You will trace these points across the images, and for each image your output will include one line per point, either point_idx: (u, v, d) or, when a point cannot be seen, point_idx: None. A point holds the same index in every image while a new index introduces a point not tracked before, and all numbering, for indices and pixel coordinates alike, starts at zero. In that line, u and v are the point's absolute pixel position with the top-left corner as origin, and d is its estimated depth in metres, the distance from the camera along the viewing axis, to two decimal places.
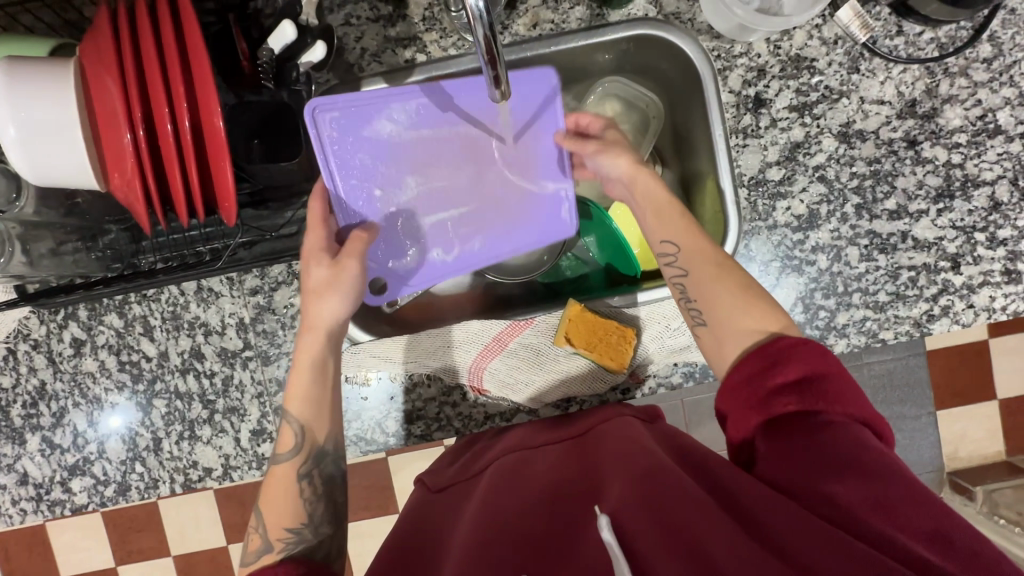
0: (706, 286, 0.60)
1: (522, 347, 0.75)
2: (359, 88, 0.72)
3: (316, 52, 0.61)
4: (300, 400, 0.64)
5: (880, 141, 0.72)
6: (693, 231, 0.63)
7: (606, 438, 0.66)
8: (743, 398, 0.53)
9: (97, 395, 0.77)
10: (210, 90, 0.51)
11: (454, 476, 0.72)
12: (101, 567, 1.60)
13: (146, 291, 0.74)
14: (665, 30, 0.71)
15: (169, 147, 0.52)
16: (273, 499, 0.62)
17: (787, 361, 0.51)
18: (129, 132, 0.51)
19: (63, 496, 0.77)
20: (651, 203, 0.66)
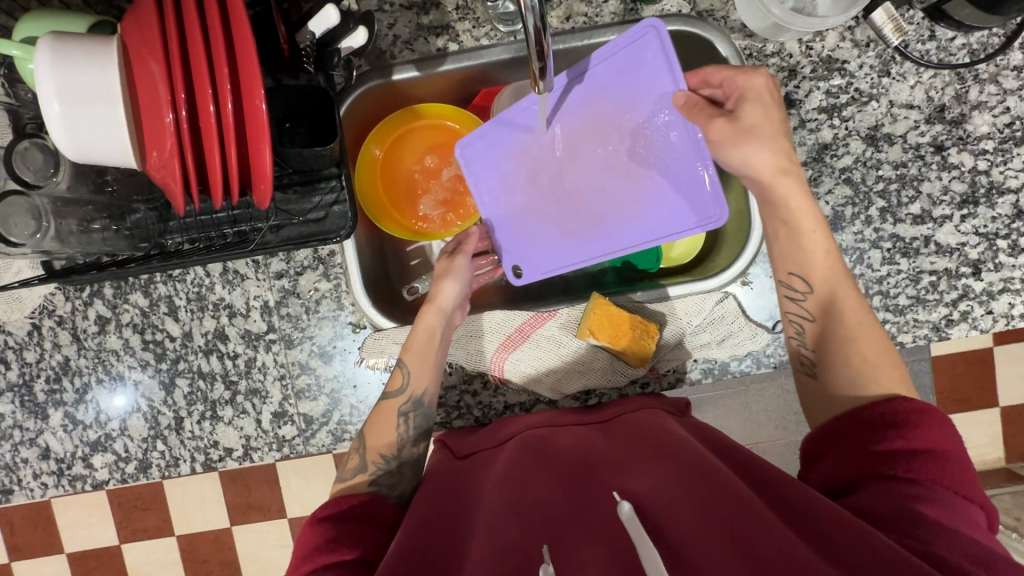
0: (832, 326, 0.63)
1: (544, 338, 0.75)
2: (391, 75, 0.72)
3: (357, 37, 0.62)
4: (414, 354, 0.69)
5: (908, 145, 0.73)
6: (827, 266, 0.64)
7: (640, 427, 0.67)
8: (854, 451, 0.56)
9: (120, 373, 0.77)
10: (253, 72, 0.51)
11: (479, 442, 0.72)
12: (106, 544, 1.62)
13: (172, 271, 0.74)
14: (698, 27, 0.71)
15: (210, 128, 0.52)
16: (375, 423, 0.69)
17: (913, 425, 0.55)
18: (171, 112, 0.52)
19: (84, 472, 0.78)
20: (786, 228, 0.65)
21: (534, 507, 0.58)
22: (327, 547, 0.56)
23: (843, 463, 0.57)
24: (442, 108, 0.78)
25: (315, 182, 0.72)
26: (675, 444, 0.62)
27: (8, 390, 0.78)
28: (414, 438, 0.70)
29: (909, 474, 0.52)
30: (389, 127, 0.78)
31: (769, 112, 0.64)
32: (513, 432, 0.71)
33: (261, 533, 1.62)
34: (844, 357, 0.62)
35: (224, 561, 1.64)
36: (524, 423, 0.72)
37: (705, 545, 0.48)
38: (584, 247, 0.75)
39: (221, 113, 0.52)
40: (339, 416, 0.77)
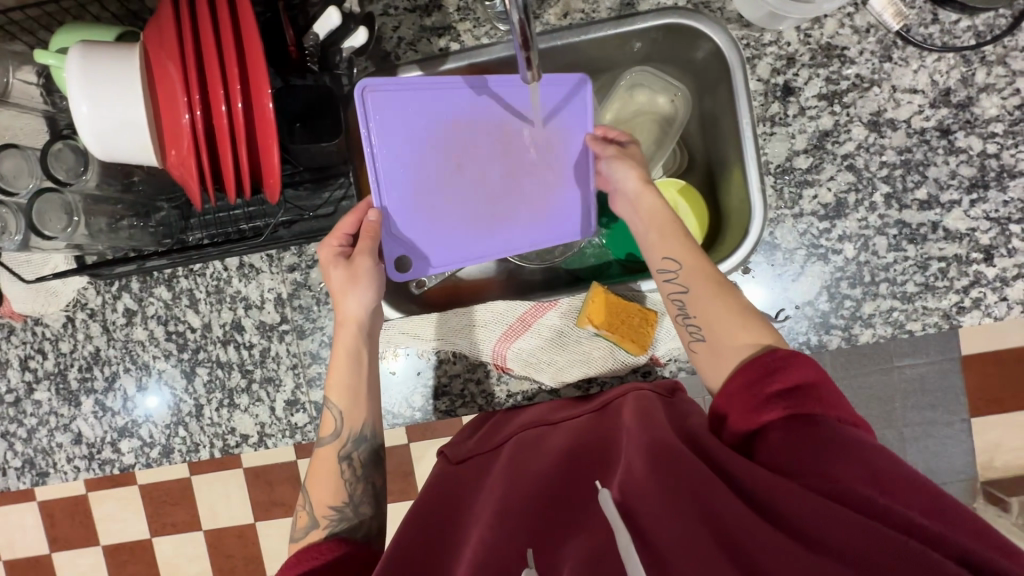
0: (703, 300, 0.63)
1: (546, 328, 0.77)
2: (395, 75, 0.75)
3: (358, 38, 0.65)
4: (339, 389, 0.70)
5: (912, 130, 0.72)
6: (692, 250, 0.66)
7: (619, 412, 0.68)
8: (736, 407, 0.56)
9: (146, 362, 0.82)
10: (261, 72, 0.55)
11: (473, 450, 0.75)
12: (138, 537, 1.69)
13: (193, 265, 0.79)
14: (695, 19, 0.72)
15: (223, 126, 0.56)
16: (317, 477, 0.69)
17: (787, 368, 0.55)
18: (187, 113, 0.55)
19: (113, 456, 0.83)
20: (652, 217, 0.68)
21: (520, 506, 0.59)
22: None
23: (733, 414, 0.57)
24: None
25: (326, 180, 0.75)
26: (652, 421, 0.61)
27: (45, 378, 0.83)
28: (364, 477, 0.70)
29: (787, 415, 0.53)
30: None
31: None
32: (508, 436, 0.72)
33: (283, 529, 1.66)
34: (717, 321, 0.62)
35: (248, 557, 1.69)
36: (517, 423, 0.73)
37: (675, 525, 0.47)
38: (483, 239, 0.78)
39: (232, 112, 0.56)
40: None
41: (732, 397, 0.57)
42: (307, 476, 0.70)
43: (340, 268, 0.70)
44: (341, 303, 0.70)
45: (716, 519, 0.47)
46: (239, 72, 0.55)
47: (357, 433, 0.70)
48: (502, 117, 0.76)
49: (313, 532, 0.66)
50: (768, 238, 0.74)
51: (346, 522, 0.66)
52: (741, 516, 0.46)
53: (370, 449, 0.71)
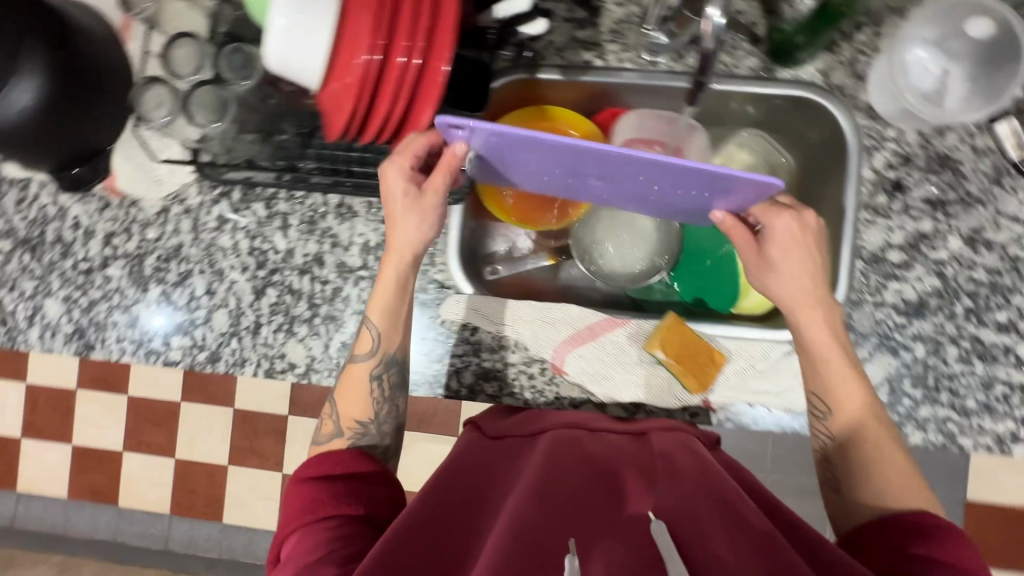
0: (853, 450, 0.67)
1: (610, 343, 0.78)
2: (537, 74, 0.80)
3: (536, 26, 0.73)
4: (380, 311, 0.72)
5: (1006, 255, 0.74)
6: (856, 395, 0.67)
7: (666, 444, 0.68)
8: (883, 551, 0.56)
9: (222, 269, 0.84)
10: (445, 44, 0.60)
11: (511, 429, 0.74)
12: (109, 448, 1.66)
13: (296, 192, 0.82)
14: (826, 98, 0.76)
15: (394, 75, 0.60)
16: (347, 396, 0.72)
17: (947, 541, 0.55)
18: (368, 54, 0.59)
19: (161, 348, 0.85)
20: (813, 351, 0.69)
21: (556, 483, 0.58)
22: (331, 503, 0.60)
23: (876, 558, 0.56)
24: (566, 112, 0.85)
25: None
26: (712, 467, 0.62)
27: (122, 257, 0.86)
28: (388, 399, 0.73)
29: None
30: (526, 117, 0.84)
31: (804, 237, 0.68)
32: (550, 429, 0.71)
33: (251, 481, 1.64)
34: (859, 434, 0.67)
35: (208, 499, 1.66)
36: (560, 422, 0.73)
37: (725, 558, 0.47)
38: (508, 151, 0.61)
39: (406, 66, 0.61)
40: None
41: (875, 543, 0.58)
42: (336, 388, 0.73)
43: (403, 186, 0.67)
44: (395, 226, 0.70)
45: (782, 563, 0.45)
46: (425, 36, 0.60)
47: (375, 377, 0.72)
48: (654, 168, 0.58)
49: (334, 442, 0.70)
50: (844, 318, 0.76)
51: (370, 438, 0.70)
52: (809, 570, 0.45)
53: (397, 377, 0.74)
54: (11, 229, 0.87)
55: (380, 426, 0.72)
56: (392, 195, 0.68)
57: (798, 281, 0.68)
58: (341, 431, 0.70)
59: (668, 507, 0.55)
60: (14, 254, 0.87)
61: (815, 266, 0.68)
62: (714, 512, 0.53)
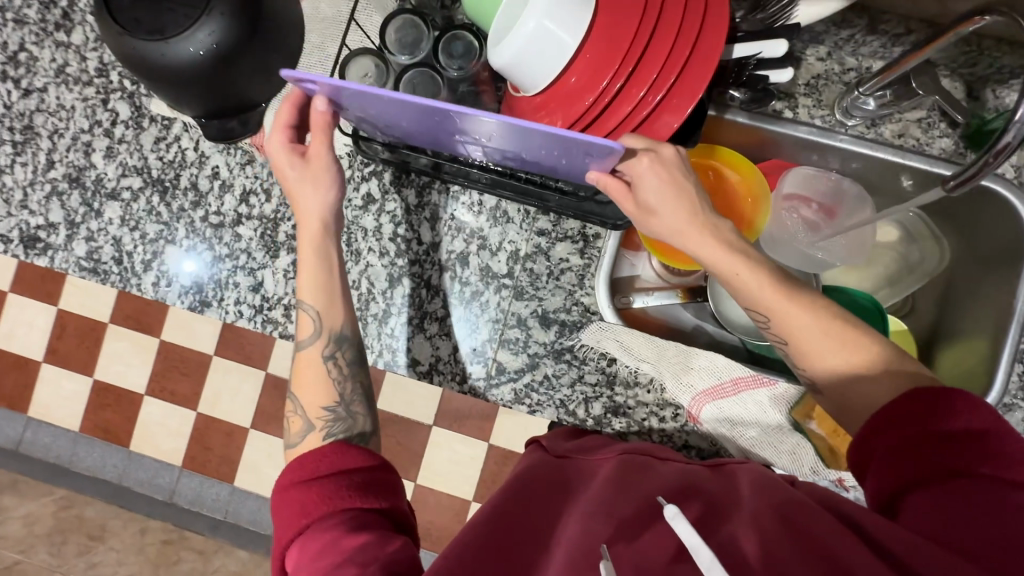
0: (807, 351, 0.60)
1: (752, 401, 0.74)
2: (725, 113, 0.78)
3: (783, 74, 0.71)
4: (312, 286, 0.69)
5: None
6: (798, 306, 0.60)
7: (743, 471, 0.64)
8: (898, 458, 0.51)
9: (359, 249, 0.81)
10: (692, 88, 0.59)
11: (576, 449, 0.72)
12: (135, 388, 1.62)
13: (454, 186, 0.79)
14: (1016, 195, 0.75)
15: (626, 107, 0.60)
16: (305, 384, 0.69)
17: (956, 410, 0.50)
18: (608, 80, 0.59)
19: (279, 319, 0.81)
20: (799, 339, 0.60)
21: (600, 513, 0.55)
22: (330, 499, 0.59)
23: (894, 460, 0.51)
24: (734, 155, 0.82)
25: None
26: (774, 483, 0.58)
27: (256, 218, 0.82)
28: (350, 376, 0.71)
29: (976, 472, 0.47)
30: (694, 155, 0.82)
31: (670, 183, 0.60)
32: (611, 453, 0.69)
33: (272, 449, 1.58)
34: (839, 372, 0.58)
35: (224, 459, 1.60)
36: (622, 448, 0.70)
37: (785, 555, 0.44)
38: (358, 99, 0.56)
39: (642, 100, 0.60)
40: (528, 380, 0.78)
41: (882, 438, 0.52)
42: (295, 383, 0.70)
43: (291, 160, 0.66)
44: (298, 200, 0.68)
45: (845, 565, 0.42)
46: (673, 73, 0.59)
47: (327, 357, 0.70)
48: (504, 129, 0.54)
49: (309, 438, 0.66)
50: None
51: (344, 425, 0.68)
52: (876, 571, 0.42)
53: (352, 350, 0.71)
54: (144, 166, 0.84)
55: (351, 406, 0.69)
56: (286, 173, 0.67)
57: (687, 227, 0.61)
58: (313, 424, 0.67)
59: (721, 516, 0.53)
60: (142, 192, 0.84)
61: (687, 190, 0.61)
62: (780, 523, 0.49)
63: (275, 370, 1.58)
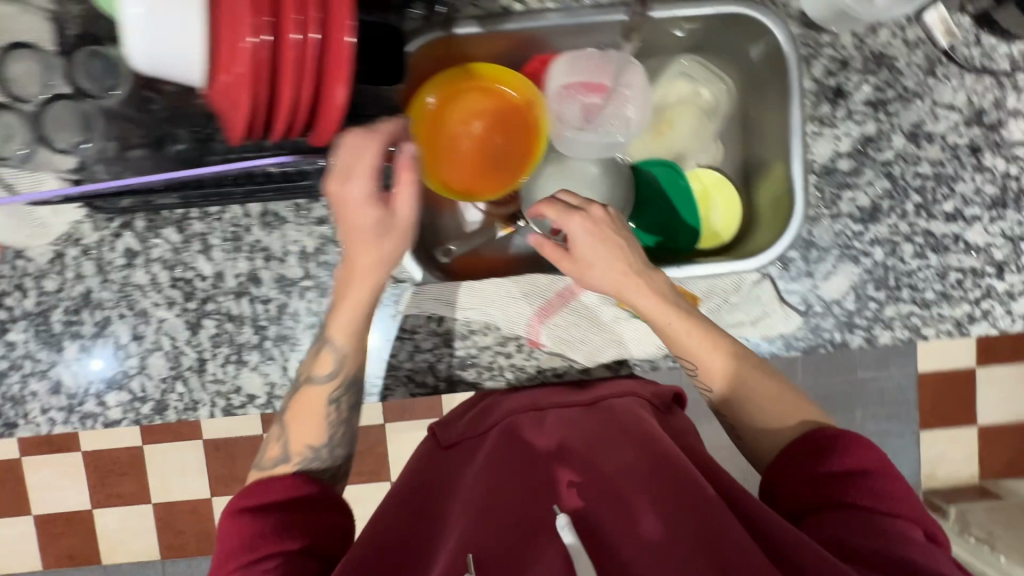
0: (710, 371, 0.69)
1: (581, 306, 0.76)
2: (452, 30, 0.72)
3: None
4: (344, 334, 0.66)
5: (946, 146, 0.75)
6: (715, 341, 0.69)
7: (618, 407, 0.69)
8: (801, 480, 0.63)
9: (144, 309, 0.75)
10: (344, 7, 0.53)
11: (464, 432, 0.73)
12: (76, 509, 1.51)
13: (211, 207, 0.73)
14: (758, 11, 0.74)
15: (292, 56, 0.52)
16: (300, 418, 0.68)
17: (848, 452, 0.62)
18: (253, 36, 0.50)
19: (96, 409, 0.75)
20: (672, 334, 0.68)
21: (502, 508, 0.57)
22: (251, 546, 0.58)
23: (804, 492, 0.62)
24: (493, 67, 0.79)
25: None
26: (651, 432, 0.63)
27: (23, 318, 0.74)
28: (345, 421, 0.70)
29: (871, 505, 0.58)
30: (445, 80, 0.78)
31: (602, 234, 0.68)
32: (498, 418, 0.70)
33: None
34: (739, 395, 0.69)
35: (200, 536, 1.54)
36: (508, 407, 0.71)
37: (668, 548, 0.49)
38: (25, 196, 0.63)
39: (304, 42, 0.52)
40: (368, 369, 0.76)
41: (786, 475, 0.64)
42: (287, 413, 0.69)
43: (377, 219, 0.60)
44: (355, 240, 0.62)
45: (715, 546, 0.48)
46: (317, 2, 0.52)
47: (332, 401, 0.68)
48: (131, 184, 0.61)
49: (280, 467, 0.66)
50: (806, 235, 0.76)
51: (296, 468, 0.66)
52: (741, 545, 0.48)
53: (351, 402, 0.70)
54: None
55: (332, 450, 0.68)
56: (359, 220, 0.60)
57: (626, 281, 0.68)
58: (290, 457, 0.66)
59: (609, 494, 0.56)
60: None
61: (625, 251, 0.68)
62: (662, 493, 0.54)
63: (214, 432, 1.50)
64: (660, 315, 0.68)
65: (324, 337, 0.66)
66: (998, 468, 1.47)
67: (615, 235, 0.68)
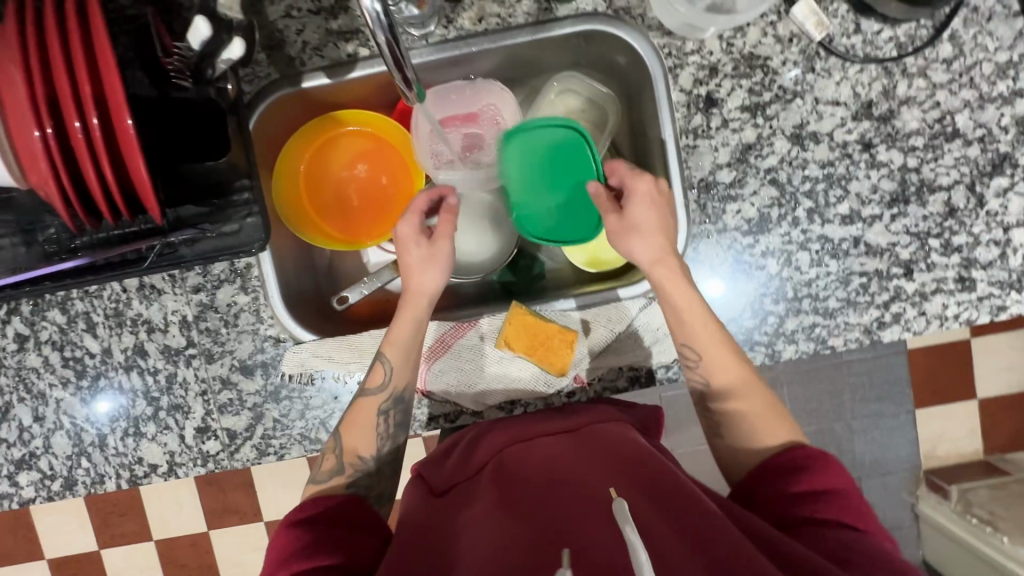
0: (715, 369, 0.67)
1: (466, 348, 0.74)
2: (300, 84, 0.71)
3: (234, 49, 0.62)
4: (397, 346, 0.69)
5: (835, 144, 0.70)
6: (732, 360, 0.67)
7: (610, 434, 0.64)
8: (776, 500, 0.59)
9: (41, 390, 0.76)
10: (117, 86, 0.49)
11: (452, 476, 0.65)
12: (84, 551, 1.57)
13: (87, 287, 0.73)
14: (614, 26, 0.70)
15: (76, 145, 0.50)
16: (351, 425, 0.69)
17: (814, 471, 0.59)
18: (37, 130, 0.50)
19: (10, 490, 0.78)
20: (680, 312, 0.67)
21: (514, 551, 0.51)
22: (303, 554, 0.57)
23: (767, 507, 0.59)
24: (359, 112, 0.78)
25: (225, 195, 0.70)
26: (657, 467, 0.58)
27: None
28: (392, 435, 0.70)
29: (838, 520, 0.55)
30: (306, 138, 0.78)
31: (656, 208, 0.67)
32: (485, 454, 0.65)
33: (237, 537, 1.55)
34: (727, 411, 0.67)
35: (201, 566, 1.58)
36: (492, 442, 0.66)
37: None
38: None
39: (88, 128, 0.50)
40: (262, 430, 0.76)
41: (764, 489, 0.60)
42: (341, 421, 0.69)
43: (424, 246, 0.71)
44: (416, 276, 0.71)
45: None
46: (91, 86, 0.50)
47: (381, 412, 0.69)
48: None
49: (334, 479, 0.67)
50: (692, 254, 0.72)
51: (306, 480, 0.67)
52: None
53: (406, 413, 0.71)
54: None
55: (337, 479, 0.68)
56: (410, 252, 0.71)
57: (674, 283, 0.66)
58: (344, 468, 0.67)
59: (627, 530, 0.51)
60: None
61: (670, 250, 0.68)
62: (691, 536, 0.49)
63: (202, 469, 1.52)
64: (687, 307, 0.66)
65: (379, 353, 0.70)
66: (1004, 442, 1.38)
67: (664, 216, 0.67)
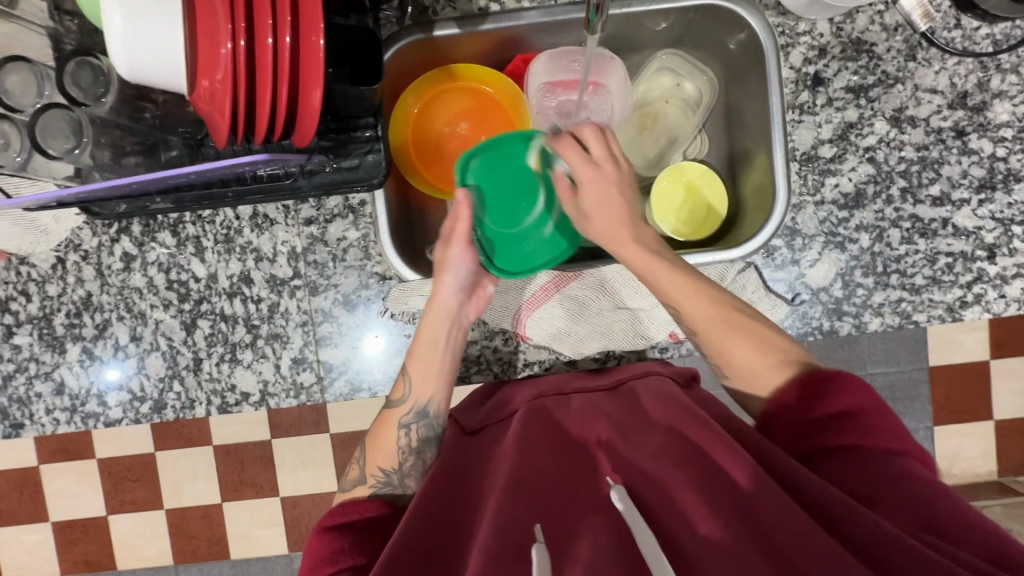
0: (696, 317, 0.68)
1: (567, 298, 0.78)
2: (432, 30, 0.75)
3: None
4: (418, 358, 0.73)
5: (930, 129, 0.75)
6: (686, 280, 0.68)
7: (639, 390, 0.71)
8: (795, 424, 0.62)
9: (142, 311, 0.77)
10: (315, 10, 0.55)
11: (487, 417, 0.74)
12: (68, 521, 1.35)
13: (202, 211, 0.75)
14: (734, 3, 0.74)
15: (266, 59, 0.54)
16: (378, 441, 0.72)
17: (834, 393, 0.60)
18: (230, 41, 0.53)
19: (97, 409, 0.78)
20: (649, 268, 0.68)
21: (535, 487, 0.61)
22: (331, 559, 0.59)
23: (790, 431, 0.62)
24: (477, 68, 0.80)
25: (350, 132, 0.71)
26: (679, 411, 0.64)
27: (27, 322, 0.77)
28: (416, 450, 0.72)
29: (861, 444, 0.58)
30: (422, 89, 0.80)
31: (611, 186, 0.71)
32: (521, 403, 0.73)
33: (246, 514, 1.34)
34: (730, 353, 0.67)
35: None
36: (531, 390, 0.74)
37: (712, 522, 0.52)
38: None
39: (278, 46, 0.54)
40: (358, 367, 0.77)
41: (783, 419, 0.63)
42: (369, 435, 0.73)
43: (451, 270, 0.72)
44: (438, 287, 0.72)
45: (749, 503, 0.52)
46: (290, 6, 0.54)
47: (403, 425, 0.72)
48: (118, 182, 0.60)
49: (358, 487, 0.69)
50: (790, 223, 0.76)
51: (390, 488, 0.69)
52: (779, 506, 0.49)
53: (431, 428, 0.73)
54: None
55: (403, 478, 0.70)
56: (448, 278, 0.72)
57: (618, 232, 0.70)
58: (365, 479, 0.69)
59: (646, 480, 0.59)
60: None
61: (626, 206, 0.71)
62: (694, 469, 0.57)
63: (223, 438, 1.31)
64: (652, 270, 0.68)
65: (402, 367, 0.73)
66: None
67: (626, 202, 0.71)
